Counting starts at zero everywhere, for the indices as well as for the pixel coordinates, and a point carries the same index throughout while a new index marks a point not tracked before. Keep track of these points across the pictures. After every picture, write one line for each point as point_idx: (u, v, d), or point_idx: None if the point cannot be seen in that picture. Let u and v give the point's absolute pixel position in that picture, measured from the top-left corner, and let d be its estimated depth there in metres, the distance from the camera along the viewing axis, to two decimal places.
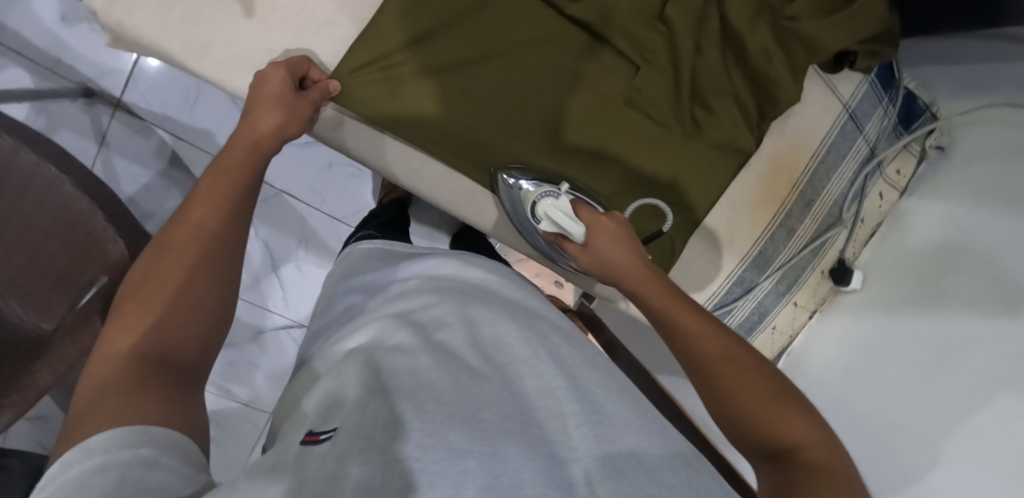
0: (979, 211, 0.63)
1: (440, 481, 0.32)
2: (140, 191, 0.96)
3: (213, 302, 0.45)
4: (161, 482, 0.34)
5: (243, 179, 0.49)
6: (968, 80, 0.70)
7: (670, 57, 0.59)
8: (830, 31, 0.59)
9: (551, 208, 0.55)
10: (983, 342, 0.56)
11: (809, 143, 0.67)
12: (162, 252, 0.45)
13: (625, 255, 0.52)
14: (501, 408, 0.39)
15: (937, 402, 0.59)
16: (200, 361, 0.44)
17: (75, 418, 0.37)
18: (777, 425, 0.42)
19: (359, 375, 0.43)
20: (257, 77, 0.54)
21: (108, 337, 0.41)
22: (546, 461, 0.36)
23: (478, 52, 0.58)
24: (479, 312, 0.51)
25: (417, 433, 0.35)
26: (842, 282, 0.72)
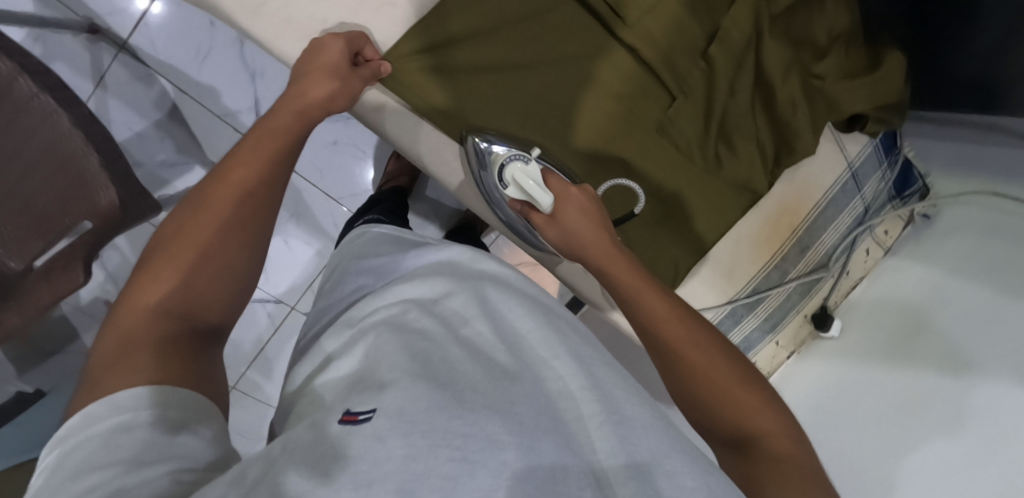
0: (952, 279, 0.69)
1: (480, 470, 0.35)
2: (132, 138, 0.93)
3: (243, 266, 0.47)
4: (188, 448, 0.38)
5: (285, 146, 0.51)
6: (960, 158, 0.75)
7: (704, 94, 0.63)
8: (852, 94, 0.64)
9: (521, 174, 0.57)
10: (939, 397, 0.64)
11: (813, 193, 0.71)
12: (199, 208, 0.46)
13: (592, 231, 0.54)
14: (535, 403, 0.41)
15: (891, 445, 0.65)
16: (223, 321, 0.47)
17: (103, 366, 0.40)
18: (744, 414, 0.45)
19: (392, 357, 0.43)
20: (314, 43, 0.55)
21: (138, 288, 0.43)
22: (575, 459, 0.38)
23: (525, 57, 0.59)
24: (501, 305, 0.52)
25: (456, 421, 0.37)
26: (823, 327, 0.75)
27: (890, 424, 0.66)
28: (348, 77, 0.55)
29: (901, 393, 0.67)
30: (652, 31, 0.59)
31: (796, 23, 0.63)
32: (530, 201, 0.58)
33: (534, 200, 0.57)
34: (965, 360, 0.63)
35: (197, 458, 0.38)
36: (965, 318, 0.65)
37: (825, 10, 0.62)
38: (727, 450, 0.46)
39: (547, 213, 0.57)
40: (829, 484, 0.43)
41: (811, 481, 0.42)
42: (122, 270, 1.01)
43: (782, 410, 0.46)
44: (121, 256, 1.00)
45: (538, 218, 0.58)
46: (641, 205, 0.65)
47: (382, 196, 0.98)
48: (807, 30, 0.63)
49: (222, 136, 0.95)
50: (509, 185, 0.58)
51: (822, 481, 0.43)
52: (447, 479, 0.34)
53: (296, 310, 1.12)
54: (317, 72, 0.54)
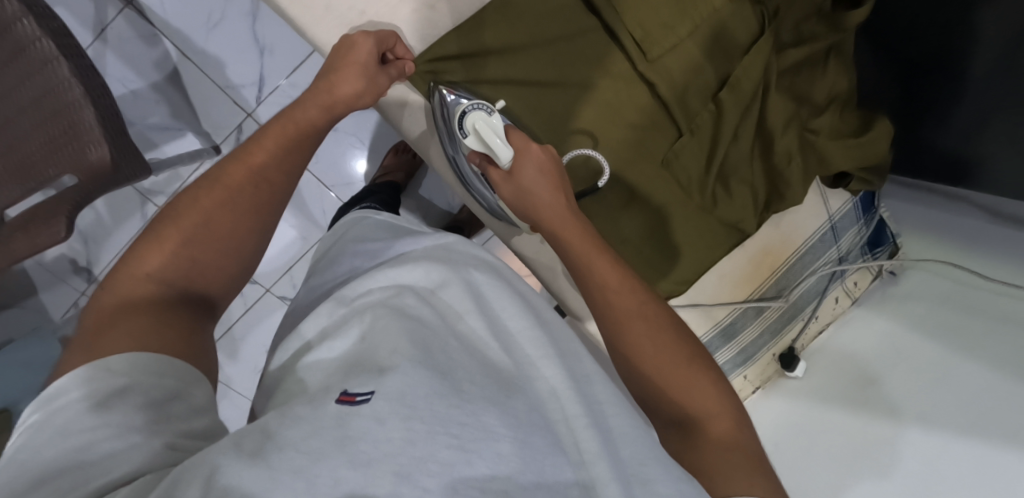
0: (912, 332, 0.74)
1: (477, 460, 0.35)
2: (127, 96, 0.92)
3: (248, 251, 0.50)
4: (179, 415, 0.38)
5: (304, 137, 0.53)
6: (930, 222, 0.81)
7: (710, 134, 0.65)
8: (841, 153, 0.68)
9: (481, 122, 0.57)
10: (879, 440, 0.69)
11: (795, 240, 0.76)
12: (214, 186, 0.48)
13: (545, 188, 0.55)
14: (530, 400, 0.42)
15: (832, 474, 0.71)
16: (221, 297, 0.49)
17: (96, 329, 0.41)
18: (694, 400, 0.49)
19: (395, 341, 0.43)
20: (348, 37, 0.56)
21: (143, 256, 0.45)
22: (565, 457, 0.40)
23: (552, 76, 0.61)
24: (495, 303, 0.53)
25: (455, 410, 0.37)
26: (788, 367, 0.79)
27: (838, 459, 0.72)
28: (377, 75, 0.56)
29: (850, 432, 0.72)
30: (669, 68, 0.62)
31: (798, 80, 0.67)
32: (488, 153, 0.59)
33: (494, 153, 0.57)
34: (902, 409, 0.69)
35: (188, 427, 0.37)
36: (916, 377, 0.71)
37: (825, 73, 0.67)
38: (670, 430, 0.50)
39: (506, 168, 0.58)
40: (766, 461, 0.48)
41: (748, 463, 0.46)
42: (94, 230, 0.98)
43: (719, 385, 0.51)
44: (96, 216, 0.97)
45: (496, 174, 0.59)
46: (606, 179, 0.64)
47: (376, 188, 0.98)
48: (808, 89, 0.68)
49: (219, 107, 0.93)
50: (469, 134, 0.58)
51: (760, 459, 0.47)
52: (444, 465, 0.34)
53: (270, 293, 1.10)
54: (348, 68, 0.55)
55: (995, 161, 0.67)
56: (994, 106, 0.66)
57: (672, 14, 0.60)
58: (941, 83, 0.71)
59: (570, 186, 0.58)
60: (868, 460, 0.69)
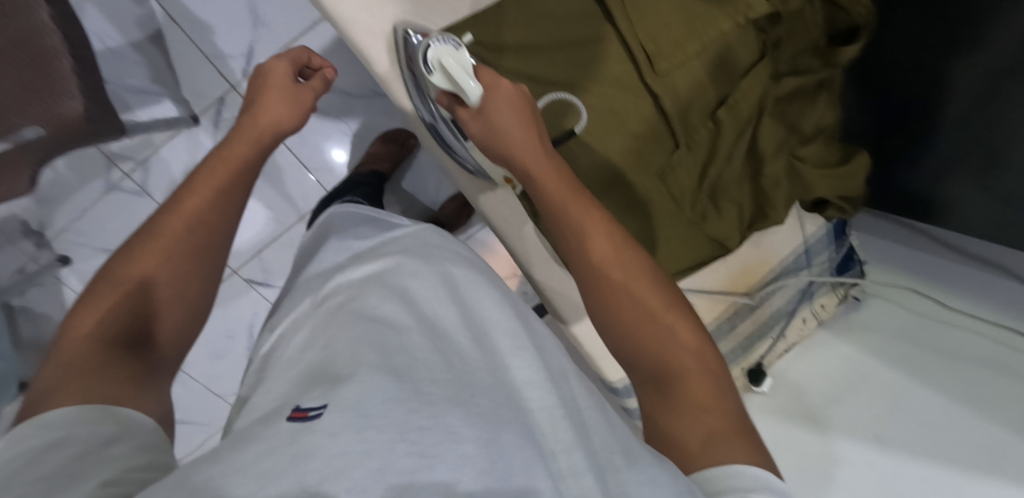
0: (876, 360, 0.80)
1: (438, 465, 0.32)
2: (105, 54, 0.84)
3: (195, 291, 0.51)
4: (121, 455, 0.36)
5: (240, 172, 0.55)
6: (897, 256, 0.85)
7: (706, 151, 0.67)
8: (822, 180, 0.71)
9: (446, 56, 0.57)
10: (845, 458, 0.75)
11: (771, 260, 0.79)
12: (151, 240, 0.49)
13: (518, 126, 0.55)
14: (495, 396, 0.40)
15: (800, 479, 0.76)
16: (173, 341, 0.49)
17: (38, 393, 0.40)
18: (669, 355, 0.50)
19: (353, 350, 0.42)
20: (262, 66, 0.61)
21: (79, 317, 0.45)
22: (537, 452, 0.37)
23: (572, 78, 0.62)
24: (473, 299, 0.53)
25: (414, 416, 0.35)
26: (755, 382, 0.83)
27: (806, 466, 0.76)
28: (297, 94, 0.61)
29: (824, 448, 0.77)
30: (676, 84, 0.63)
31: (791, 109, 0.69)
32: (455, 90, 0.59)
33: (460, 88, 0.57)
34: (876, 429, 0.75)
35: (133, 462, 0.36)
36: (874, 400, 0.77)
37: (816, 106, 0.70)
38: (647, 383, 0.51)
39: (474, 106, 0.57)
40: (744, 417, 0.49)
41: (726, 424, 0.47)
42: (54, 190, 0.91)
43: (701, 335, 0.52)
44: (54, 175, 0.90)
45: (466, 112, 0.59)
46: (584, 123, 0.62)
47: (360, 178, 0.97)
48: (799, 118, 0.70)
49: (204, 76, 0.90)
50: (434, 70, 0.57)
51: (735, 415, 0.48)
52: (405, 473, 0.31)
53: (237, 275, 1.05)
54: (269, 98, 0.59)
55: (962, 200, 0.74)
56: (957, 156, 0.73)
57: (683, 32, 0.62)
58: (913, 127, 0.77)
59: (543, 126, 0.57)
60: (834, 466, 0.75)
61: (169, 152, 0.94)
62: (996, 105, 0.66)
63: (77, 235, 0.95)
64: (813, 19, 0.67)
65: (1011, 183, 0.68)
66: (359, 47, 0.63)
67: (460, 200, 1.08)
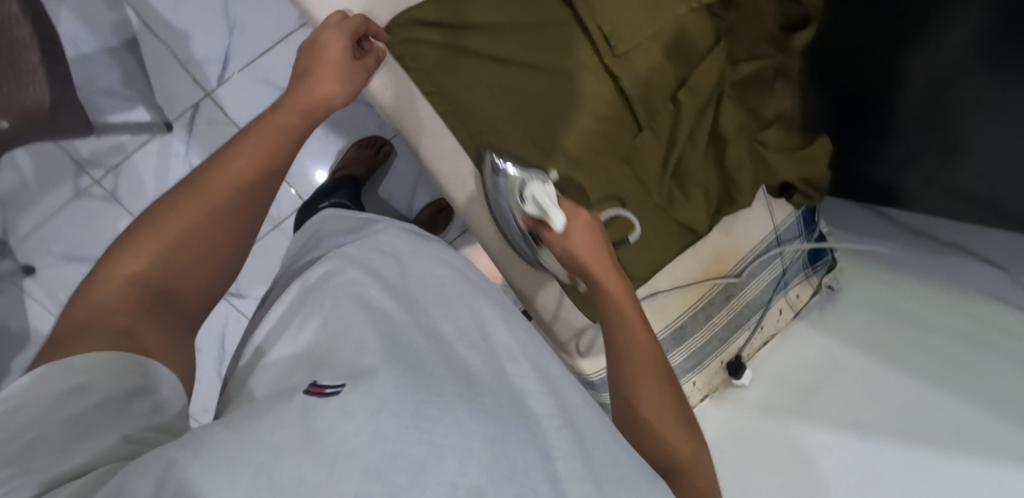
0: (850, 350, 0.80)
1: (447, 454, 0.34)
2: (77, 59, 0.87)
3: (225, 256, 0.49)
4: (144, 409, 0.37)
5: (283, 141, 0.53)
6: (865, 231, 0.86)
7: (668, 135, 0.68)
8: (788, 164, 0.72)
9: (539, 192, 0.57)
10: (835, 450, 0.74)
11: (742, 248, 0.79)
12: (190, 197, 0.47)
13: (594, 247, 0.55)
14: (499, 399, 0.42)
15: (784, 481, 0.76)
16: (198, 301, 0.48)
17: (67, 334, 0.39)
18: (675, 447, 0.49)
19: (363, 338, 0.45)
20: (319, 35, 0.58)
21: (117, 262, 0.44)
22: (539, 453, 0.38)
23: (528, 57, 0.62)
24: (489, 318, 0.55)
25: (427, 406, 0.37)
26: (734, 374, 0.83)
27: (791, 468, 0.76)
28: (351, 71, 0.58)
29: (800, 445, 0.77)
30: (635, 65, 0.64)
31: (751, 95, 0.71)
32: (542, 218, 0.58)
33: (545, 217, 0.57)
34: (858, 417, 0.75)
35: (157, 419, 0.37)
36: (847, 390, 0.78)
37: (773, 93, 0.71)
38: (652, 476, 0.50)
39: (558, 232, 0.56)
40: None
41: None
42: (14, 195, 0.90)
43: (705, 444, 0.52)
44: (19, 179, 0.90)
45: (545, 232, 0.58)
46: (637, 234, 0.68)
47: (335, 184, 0.98)
48: (759, 105, 0.71)
49: (177, 82, 0.91)
50: (526, 202, 0.58)
51: None
52: (415, 462, 0.33)
53: None
54: (324, 68, 0.57)
55: (921, 194, 0.77)
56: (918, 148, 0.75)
57: (643, 15, 0.62)
58: (873, 123, 0.79)
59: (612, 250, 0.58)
60: (825, 474, 0.73)
61: (141, 158, 0.93)
62: (952, 99, 0.69)
63: (41, 242, 0.92)
64: (768, 8, 0.69)
65: (972, 173, 0.70)
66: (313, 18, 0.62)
67: (436, 206, 1.09)
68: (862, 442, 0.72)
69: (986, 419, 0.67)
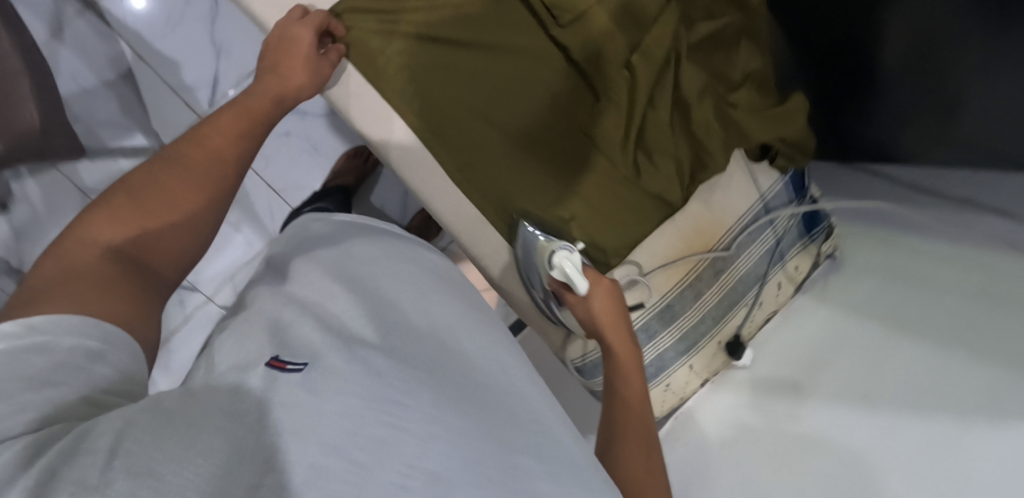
0: (859, 322, 0.75)
1: (408, 435, 0.39)
2: (78, 95, 0.92)
3: (199, 233, 0.53)
4: (100, 375, 0.41)
5: (255, 127, 0.57)
6: (861, 195, 0.81)
7: (627, 101, 0.65)
8: (760, 124, 0.69)
9: (565, 259, 0.62)
10: (843, 428, 0.69)
11: (726, 218, 0.75)
12: (168, 174, 0.52)
13: (610, 313, 0.63)
14: (459, 387, 0.47)
15: (789, 468, 0.70)
16: (171, 271, 0.51)
17: (43, 288, 0.43)
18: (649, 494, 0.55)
19: (318, 335, 0.49)
20: (286, 25, 0.59)
21: (95, 227, 0.47)
22: (493, 445, 0.42)
23: (472, 34, 0.61)
24: (435, 304, 0.58)
25: (392, 390, 0.42)
26: (734, 355, 0.80)
27: (797, 452, 0.71)
28: (317, 62, 0.59)
29: (804, 430, 0.72)
30: (582, 35, 0.63)
31: (714, 58, 0.69)
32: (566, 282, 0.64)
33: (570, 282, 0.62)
34: (873, 392, 0.69)
35: (109, 383, 0.42)
36: (856, 364, 0.72)
37: (738, 52, 0.69)
38: None
39: (581, 294, 0.63)
40: None
41: None
42: (29, 226, 0.94)
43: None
44: (31, 211, 0.94)
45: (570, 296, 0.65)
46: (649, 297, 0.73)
47: (324, 192, 1.00)
48: (723, 66, 0.69)
49: (171, 108, 0.96)
50: (554, 268, 0.63)
51: None
52: (378, 439, 0.39)
53: (213, 302, 1.08)
54: (293, 57, 0.58)
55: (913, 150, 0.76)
56: (918, 101, 0.73)
57: None
58: (863, 77, 0.78)
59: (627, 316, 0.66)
60: (830, 456, 0.68)
61: None
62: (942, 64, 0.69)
63: None
64: None
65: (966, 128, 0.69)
66: (251, 14, 0.62)
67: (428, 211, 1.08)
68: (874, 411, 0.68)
69: (1013, 381, 0.60)
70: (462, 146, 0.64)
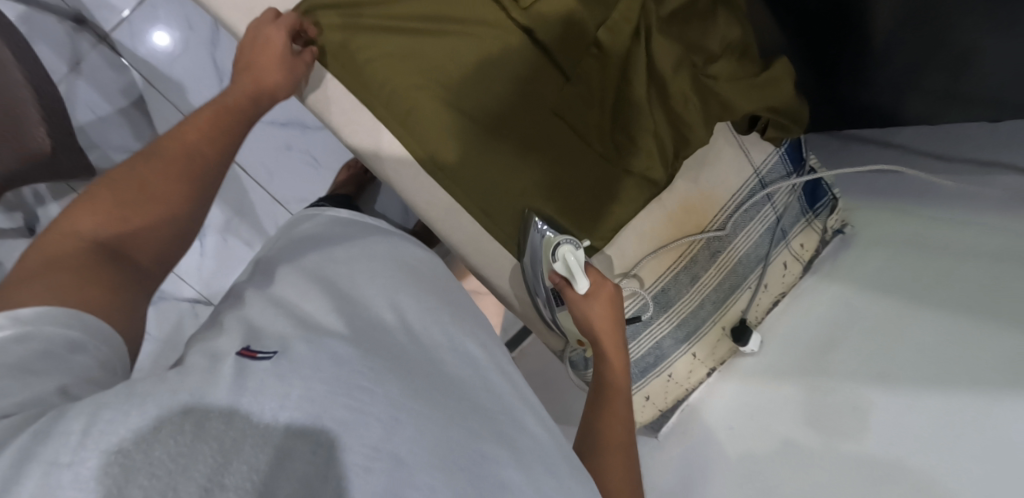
0: (867, 294, 0.70)
1: (372, 420, 0.33)
2: (93, 122, 0.99)
3: (185, 222, 0.47)
4: (84, 367, 0.36)
5: (237, 121, 0.55)
6: (876, 188, 0.79)
7: (599, 83, 0.65)
8: (743, 94, 0.67)
9: (569, 253, 0.61)
10: (858, 410, 0.62)
11: (719, 196, 0.72)
12: (151, 162, 0.47)
13: (609, 318, 0.61)
14: (431, 377, 0.42)
15: (795, 457, 0.65)
16: (151, 264, 0.46)
17: (15, 281, 0.38)
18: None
19: (278, 326, 0.44)
20: (257, 28, 0.59)
21: (75, 218, 0.43)
22: (466, 433, 0.37)
23: (434, 23, 0.63)
24: (411, 301, 0.53)
25: (359, 376, 0.36)
26: (739, 340, 0.74)
27: (801, 443, 0.65)
28: (292, 64, 0.60)
29: (808, 415, 0.66)
30: (544, 13, 0.62)
31: (691, 30, 0.66)
32: (567, 277, 0.62)
33: (572, 277, 0.61)
34: (889, 371, 0.61)
35: (94, 375, 0.37)
36: (867, 340, 0.66)
37: (715, 23, 0.66)
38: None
39: (581, 293, 0.61)
40: None
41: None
42: None
43: None
44: None
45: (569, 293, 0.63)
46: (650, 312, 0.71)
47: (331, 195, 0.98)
48: (700, 37, 0.67)
49: None
50: (557, 260, 0.62)
51: None
52: (338, 423, 0.32)
53: None
54: (267, 54, 0.58)
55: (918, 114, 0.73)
56: (919, 68, 0.70)
57: None
58: (856, 44, 0.75)
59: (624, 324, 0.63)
60: (843, 450, 0.61)
61: None
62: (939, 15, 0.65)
63: None
64: None
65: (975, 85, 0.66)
66: (222, 18, 0.63)
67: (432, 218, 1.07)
68: (887, 393, 0.60)
69: None
70: (428, 134, 0.63)
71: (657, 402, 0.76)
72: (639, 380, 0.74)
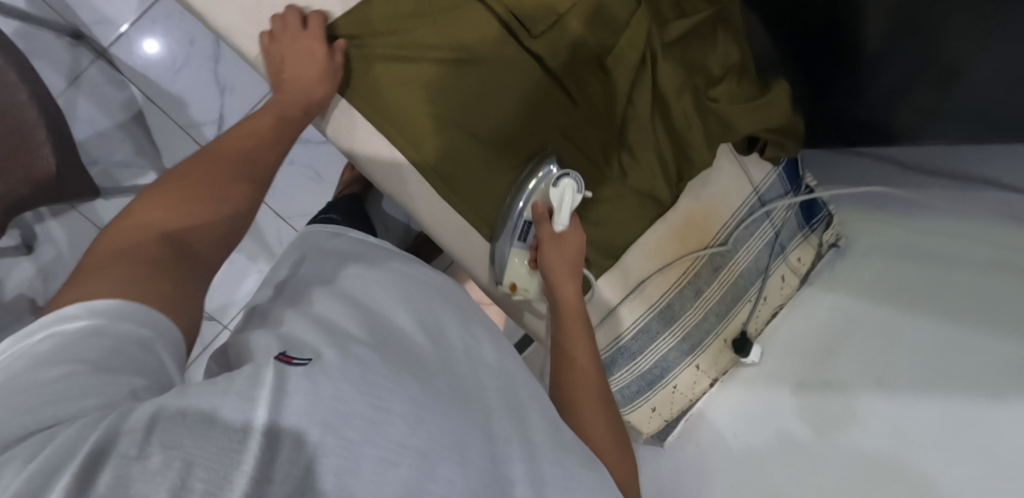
0: (863, 302, 0.74)
1: (394, 416, 0.34)
2: (93, 137, 0.98)
3: (239, 218, 0.48)
4: (152, 366, 0.36)
5: (278, 133, 0.58)
6: (863, 200, 0.82)
7: (603, 102, 0.68)
8: (744, 115, 0.69)
9: (567, 188, 0.64)
10: (860, 419, 0.65)
11: (720, 213, 0.74)
12: (205, 163, 0.50)
13: (572, 264, 0.65)
14: (451, 380, 0.43)
15: (805, 464, 0.67)
16: (210, 254, 0.45)
17: (89, 270, 0.39)
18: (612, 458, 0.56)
19: (301, 334, 0.45)
20: (298, 34, 0.61)
21: (142, 214, 0.43)
22: (489, 442, 0.38)
23: (445, 46, 0.63)
24: (448, 325, 0.55)
25: (382, 377, 0.36)
26: (741, 352, 0.78)
27: (809, 453, 0.68)
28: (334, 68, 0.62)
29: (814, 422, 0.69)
30: (556, 42, 0.64)
31: (692, 50, 0.68)
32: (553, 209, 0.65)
33: (558, 209, 0.64)
34: (888, 376, 0.65)
35: (163, 376, 0.36)
36: (870, 347, 0.69)
37: (716, 45, 0.69)
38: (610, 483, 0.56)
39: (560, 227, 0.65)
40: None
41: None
42: (54, 266, 1.01)
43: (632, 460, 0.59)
44: (56, 250, 1.01)
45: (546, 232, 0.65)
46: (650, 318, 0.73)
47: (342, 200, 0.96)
48: (702, 59, 0.69)
49: (181, 144, 1.00)
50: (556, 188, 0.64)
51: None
52: (369, 421, 0.33)
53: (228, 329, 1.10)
54: (311, 58, 0.60)
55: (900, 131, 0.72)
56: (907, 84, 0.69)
57: None
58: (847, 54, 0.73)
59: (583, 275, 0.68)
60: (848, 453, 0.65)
61: None
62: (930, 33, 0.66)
63: None
64: None
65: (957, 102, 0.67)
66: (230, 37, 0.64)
67: None
68: (889, 402, 0.64)
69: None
70: (439, 155, 0.64)
71: (663, 412, 0.79)
72: (645, 394, 0.76)
